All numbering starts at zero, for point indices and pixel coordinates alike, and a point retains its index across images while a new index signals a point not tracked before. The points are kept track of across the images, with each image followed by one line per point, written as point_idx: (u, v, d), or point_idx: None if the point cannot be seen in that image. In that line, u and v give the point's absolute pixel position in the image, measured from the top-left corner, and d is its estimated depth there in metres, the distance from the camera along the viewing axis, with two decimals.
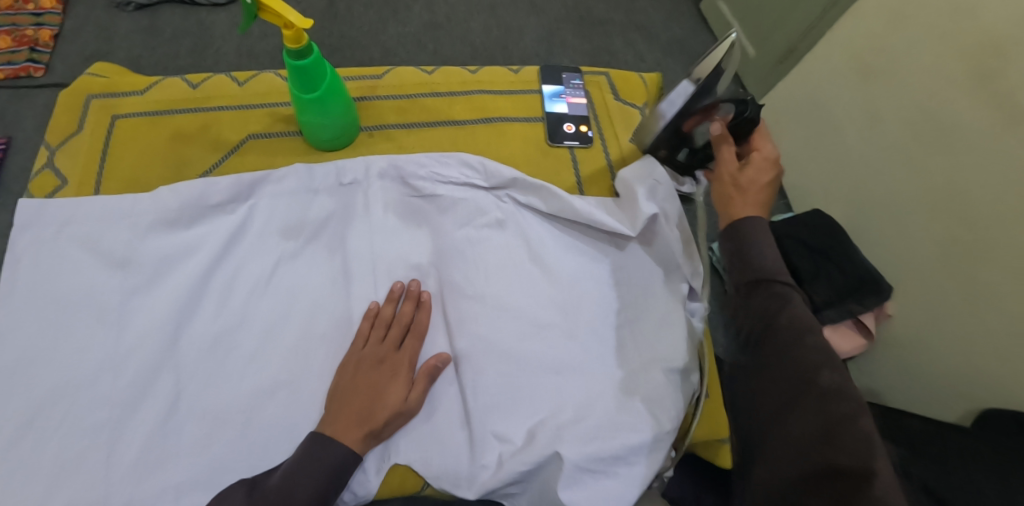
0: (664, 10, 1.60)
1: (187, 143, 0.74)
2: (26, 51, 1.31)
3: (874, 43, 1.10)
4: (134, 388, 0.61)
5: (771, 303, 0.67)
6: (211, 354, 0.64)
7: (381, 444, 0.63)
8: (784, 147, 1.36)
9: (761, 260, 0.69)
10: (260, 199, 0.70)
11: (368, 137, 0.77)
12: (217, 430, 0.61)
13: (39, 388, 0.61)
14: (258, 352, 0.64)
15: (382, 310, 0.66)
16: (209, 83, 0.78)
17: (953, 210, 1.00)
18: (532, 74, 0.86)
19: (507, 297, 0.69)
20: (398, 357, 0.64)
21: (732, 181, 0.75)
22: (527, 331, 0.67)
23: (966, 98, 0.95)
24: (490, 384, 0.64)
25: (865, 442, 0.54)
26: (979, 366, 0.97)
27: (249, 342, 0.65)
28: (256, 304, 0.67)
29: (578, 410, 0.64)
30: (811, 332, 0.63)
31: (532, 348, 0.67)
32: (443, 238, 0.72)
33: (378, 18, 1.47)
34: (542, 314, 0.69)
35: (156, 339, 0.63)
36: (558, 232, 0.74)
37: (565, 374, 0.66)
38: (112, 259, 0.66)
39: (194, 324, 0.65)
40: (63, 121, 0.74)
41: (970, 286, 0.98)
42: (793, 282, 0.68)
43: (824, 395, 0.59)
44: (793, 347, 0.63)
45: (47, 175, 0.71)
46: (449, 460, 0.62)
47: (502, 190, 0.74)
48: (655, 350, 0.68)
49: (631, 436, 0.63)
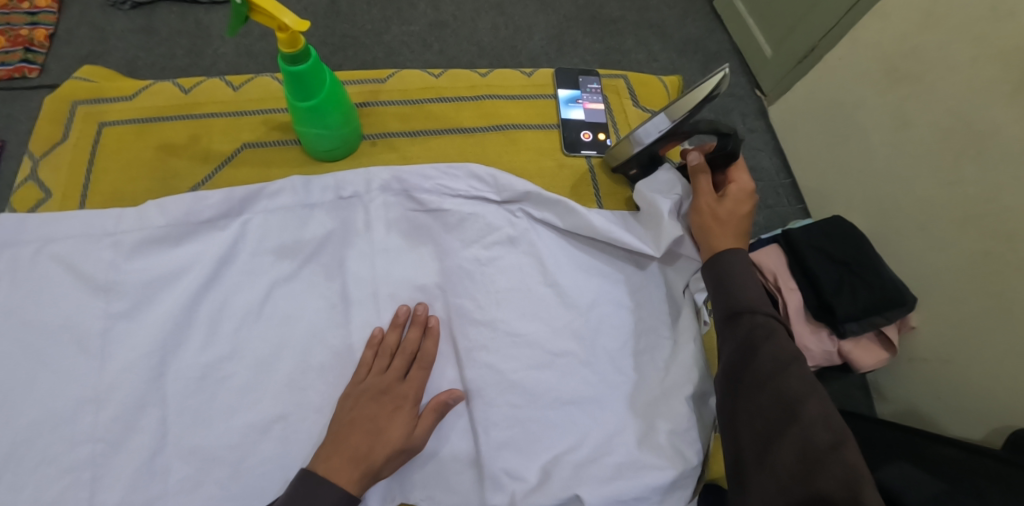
0: (678, 8, 1.54)
1: (177, 154, 0.69)
2: (20, 51, 1.27)
3: (906, 45, 1.04)
4: (121, 424, 0.58)
5: (753, 333, 0.60)
6: (201, 386, 0.60)
7: (385, 482, 0.58)
8: (805, 152, 1.31)
9: (741, 292, 0.62)
10: (253, 215, 0.65)
11: (370, 146, 0.72)
12: (208, 468, 0.57)
13: (24, 421, 0.58)
14: (252, 384, 0.60)
15: (387, 337, 0.62)
16: (203, 89, 0.73)
17: (986, 222, 0.95)
18: (546, 78, 0.81)
19: (518, 323, 0.64)
20: (401, 389, 0.60)
21: (711, 212, 0.67)
22: (540, 361, 0.63)
23: (1003, 104, 0.90)
24: (501, 418, 0.60)
25: (847, 486, 0.47)
26: (1012, 390, 0.91)
27: (241, 372, 0.61)
28: (250, 331, 0.62)
29: (594, 447, 0.60)
30: (795, 362, 0.56)
31: (545, 378, 0.62)
32: (449, 259, 0.66)
33: (381, 16, 1.42)
34: (556, 341, 0.64)
35: (140, 370, 0.59)
36: (575, 249, 0.70)
37: (580, 406, 0.62)
38: (96, 282, 0.62)
39: (185, 353, 0.61)
40: (47, 130, 0.70)
41: (1003, 304, 0.93)
42: (775, 314, 0.61)
43: (806, 432, 0.52)
44: (773, 376, 0.56)
45: (29, 187, 0.67)
46: (456, 500, 0.58)
47: (515, 204, 0.69)
48: (676, 379, 0.63)
49: (653, 475, 0.58)
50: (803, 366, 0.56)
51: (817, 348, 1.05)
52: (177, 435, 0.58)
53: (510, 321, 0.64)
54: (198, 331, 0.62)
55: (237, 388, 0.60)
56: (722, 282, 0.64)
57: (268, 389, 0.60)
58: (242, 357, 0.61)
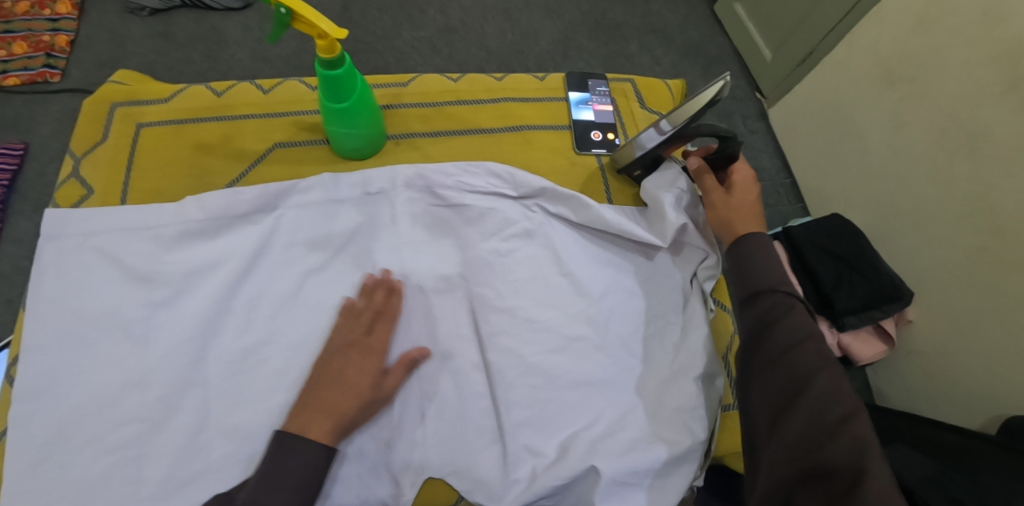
0: (679, 13, 1.59)
1: (212, 153, 0.73)
2: (43, 56, 1.31)
3: (900, 48, 1.09)
4: (165, 405, 0.61)
5: (772, 309, 0.63)
6: (240, 370, 0.64)
7: (414, 458, 0.63)
8: (804, 152, 1.35)
9: (762, 270, 0.66)
10: (286, 210, 0.69)
11: (393, 145, 0.76)
12: (250, 446, 0.61)
13: (71, 403, 0.61)
14: (287, 366, 0.64)
15: (356, 302, 0.66)
16: (234, 91, 0.77)
17: (980, 217, 0.99)
18: (558, 82, 0.85)
19: (537, 311, 0.68)
20: (370, 349, 0.64)
21: (723, 205, 0.72)
22: (557, 345, 0.67)
23: (994, 104, 0.94)
24: (522, 398, 0.64)
25: (855, 459, 0.52)
26: (1007, 378, 0.95)
27: (275, 358, 0.65)
28: (285, 318, 0.66)
29: (609, 425, 0.64)
30: (812, 338, 0.60)
31: (563, 362, 0.66)
32: (471, 251, 0.71)
33: (392, 22, 1.46)
34: (572, 327, 0.68)
35: (183, 354, 0.63)
36: (587, 241, 0.73)
37: (596, 388, 0.66)
38: (138, 272, 0.65)
39: (224, 339, 0.65)
40: (87, 131, 0.74)
41: (996, 295, 0.97)
42: (795, 292, 0.64)
43: (818, 403, 0.56)
44: (790, 350, 0.60)
45: (73, 184, 0.71)
46: (481, 474, 0.62)
47: (531, 199, 0.73)
48: (684, 362, 0.67)
49: (665, 450, 0.62)
50: (819, 344, 0.59)
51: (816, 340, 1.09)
52: (218, 415, 0.62)
53: (529, 308, 0.68)
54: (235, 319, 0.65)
55: (274, 371, 0.64)
56: (741, 265, 0.68)
57: (302, 373, 0.64)
58: (277, 342, 0.65)
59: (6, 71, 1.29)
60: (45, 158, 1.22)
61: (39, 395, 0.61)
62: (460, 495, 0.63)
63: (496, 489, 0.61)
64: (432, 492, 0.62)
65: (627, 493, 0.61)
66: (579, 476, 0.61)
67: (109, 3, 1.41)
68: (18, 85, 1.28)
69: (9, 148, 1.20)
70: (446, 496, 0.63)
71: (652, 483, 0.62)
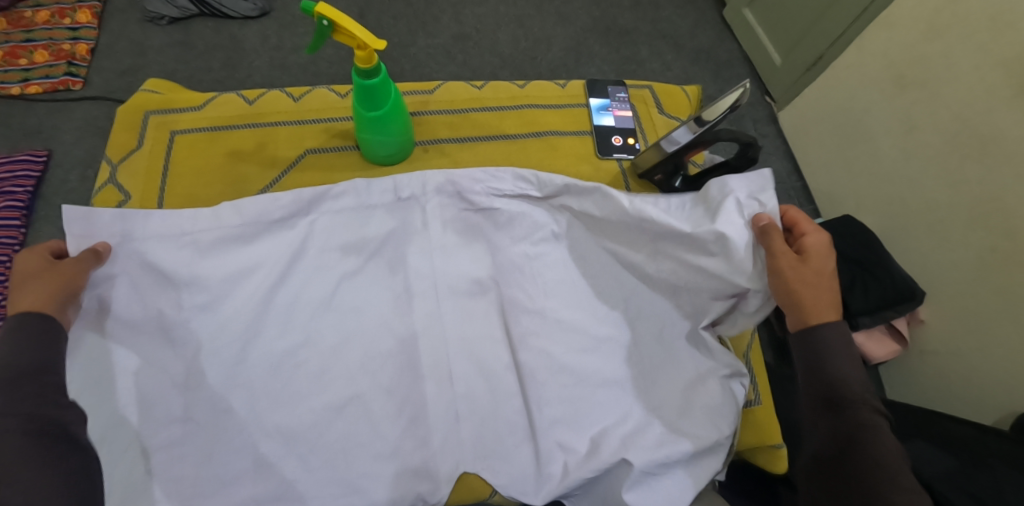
0: (688, 19, 1.61)
1: (245, 160, 0.75)
2: (64, 65, 1.33)
3: (912, 53, 1.10)
4: (207, 406, 0.63)
5: (858, 430, 0.58)
6: (277, 375, 0.65)
7: (448, 454, 0.65)
8: (816, 155, 1.36)
9: (846, 383, 0.60)
10: (319, 216, 0.69)
11: (422, 151, 0.78)
12: (289, 446, 0.63)
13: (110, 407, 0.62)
14: (327, 367, 0.66)
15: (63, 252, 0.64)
16: (265, 100, 0.79)
17: (994, 219, 1.00)
18: (579, 89, 0.87)
19: (565, 312, 0.70)
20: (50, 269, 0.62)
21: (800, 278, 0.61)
22: (585, 346, 0.69)
23: (1004, 107, 0.96)
24: (553, 398, 0.66)
25: None
26: (1019, 378, 0.97)
27: (314, 359, 0.67)
28: (322, 322, 0.68)
29: (639, 422, 0.65)
30: (903, 472, 0.55)
31: (592, 362, 0.68)
32: (500, 255, 0.73)
33: (407, 29, 1.49)
34: (599, 328, 0.69)
35: (222, 357, 0.65)
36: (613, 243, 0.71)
37: (626, 387, 0.67)
38: (173, 280, 0.65)
39: (265, 338, 0.66)
40: (123, 138, 0.76)
41: (1010, 296, 0.98)
42: (882, 412, 0.59)
43: None
44: (879, 484, 0.55)
45: (110, 190, 0.72)
46: (516, 470, 0.64)
47: (557, 199, 0.71)
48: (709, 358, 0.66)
49: (695, 443, 0.62)
50: (909, 479, 0.55)
51: None
52: (258, 416, 0.64)
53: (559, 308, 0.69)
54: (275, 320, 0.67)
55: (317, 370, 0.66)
56: (814, 362, 0.62)
57: (341, 373, 0.66)
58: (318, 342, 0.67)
59: (28, 79, 1.30)
60: (68, 165, 1.24)
61: None
62: (494, 489, 0.64)
63: (531, 484, 0.64)
64: (467, 486, 0.65)
65: (654, 482, 0.62)
66: (611, 468, 0.62)
67: (129, 12, 1.43)
68: (40, 93, 1.30)
69: (33, 155, 1.21)
70: (482, 489, 0.65)
71: (677, 473, 0.62)
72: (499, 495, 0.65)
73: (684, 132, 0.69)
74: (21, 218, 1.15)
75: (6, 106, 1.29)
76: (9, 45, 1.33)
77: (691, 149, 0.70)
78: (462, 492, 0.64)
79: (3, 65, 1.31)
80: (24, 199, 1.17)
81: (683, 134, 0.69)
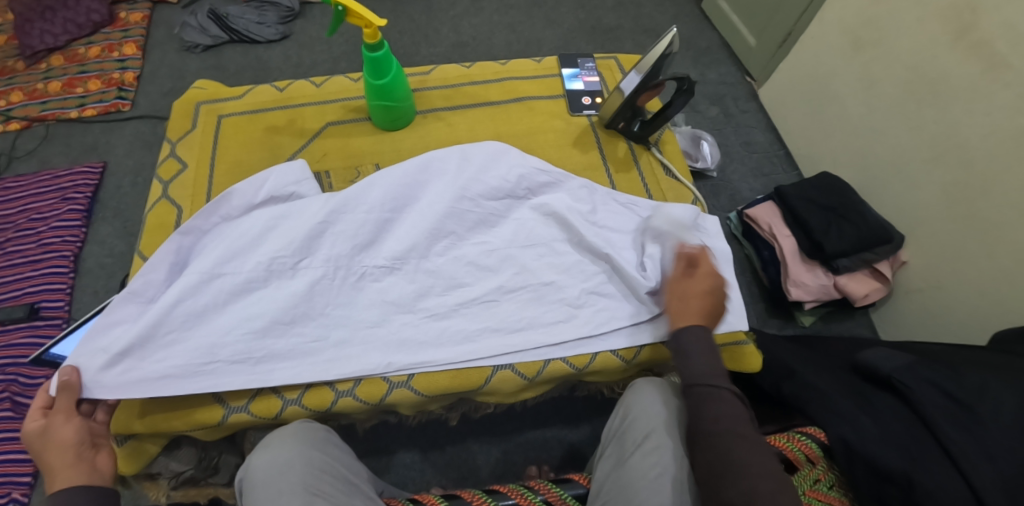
0: (669, 13, 1.75)
1: (279, 133, 0.90)
2: (114, 90, 1.50)
3: (865, 17, 1.20)
4: (410, 241, 0.76)
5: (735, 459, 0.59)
6: (344, 280, 0.74)
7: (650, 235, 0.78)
8: (792, 123, 1.47)
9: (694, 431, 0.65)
10: (241, 278, 0.72)
11: (422, 119, 0.91)
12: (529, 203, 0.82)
13: (409, 233, 0.76)
14: (528, 209, 0.81)
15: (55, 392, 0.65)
16: (292, 88, 0.95)
17: (952, 154, 1.08)
18: (553, 62, 0.99)
19: (405, 240, 0.76)
20: None
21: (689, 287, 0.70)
22: (548, 259, 0.78)
23: (950, 51, 1.05)
24: (598, 240, 0.78)
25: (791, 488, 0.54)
26: (995, 295, 1.03)
27: (472, 249, 0.78)
28: (359, 250, 0.75)
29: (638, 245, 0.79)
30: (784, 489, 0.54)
31: (563, 267, 0.78)
32: (383, 254, 0.76)
33: (411, 42, 1.64)
34: (443, 225, 0.77)
35: (338, 262, 0.75)
36: (317, 255, 0.74)
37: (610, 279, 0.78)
38: (406, 247, 0.76)
39: (389, 246, 0.76)
40: (179, 123, 0.91)
41: (976, 223, 1.05)
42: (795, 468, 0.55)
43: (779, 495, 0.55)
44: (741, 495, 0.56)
45: (172, 161, 0.87)
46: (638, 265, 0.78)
47: (253, 283, 0.72)
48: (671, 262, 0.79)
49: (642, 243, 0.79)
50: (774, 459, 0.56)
51: (813, 283, 1.17)
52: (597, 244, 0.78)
53: (699, 219, 0.83)
54: (466, 223, 0.79)
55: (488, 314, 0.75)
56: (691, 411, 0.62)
57: (329, 269, 0.74)
58: (322, 254, 0.75)
59: (84, 104, 1.48)
60: (121, 173, 1.41)
61: (385, 230, 0.77)
62: (489, 370, 0.72)
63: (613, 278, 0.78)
64: (463, 370, 0.72)
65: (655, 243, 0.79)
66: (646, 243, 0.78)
67: (167, 45, 1.61)
68: (95, 115, 1.48)
69: (92, 166, 1.38)
70: (475, 378, 0.72)
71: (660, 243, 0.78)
72: (492, 379, 0.73)
73: (632, 81, 0.83)
74: (82, 219, 1.32)
75: (67, 128, 1.47)
76: (67, 77, 1.51)
77: (641, 93, 0.84)
78: (458, 376, 0.72)
79: (61, 94, 1.49)
80: (84, 203, 1.33)
81: (632, 79, 0.83)
